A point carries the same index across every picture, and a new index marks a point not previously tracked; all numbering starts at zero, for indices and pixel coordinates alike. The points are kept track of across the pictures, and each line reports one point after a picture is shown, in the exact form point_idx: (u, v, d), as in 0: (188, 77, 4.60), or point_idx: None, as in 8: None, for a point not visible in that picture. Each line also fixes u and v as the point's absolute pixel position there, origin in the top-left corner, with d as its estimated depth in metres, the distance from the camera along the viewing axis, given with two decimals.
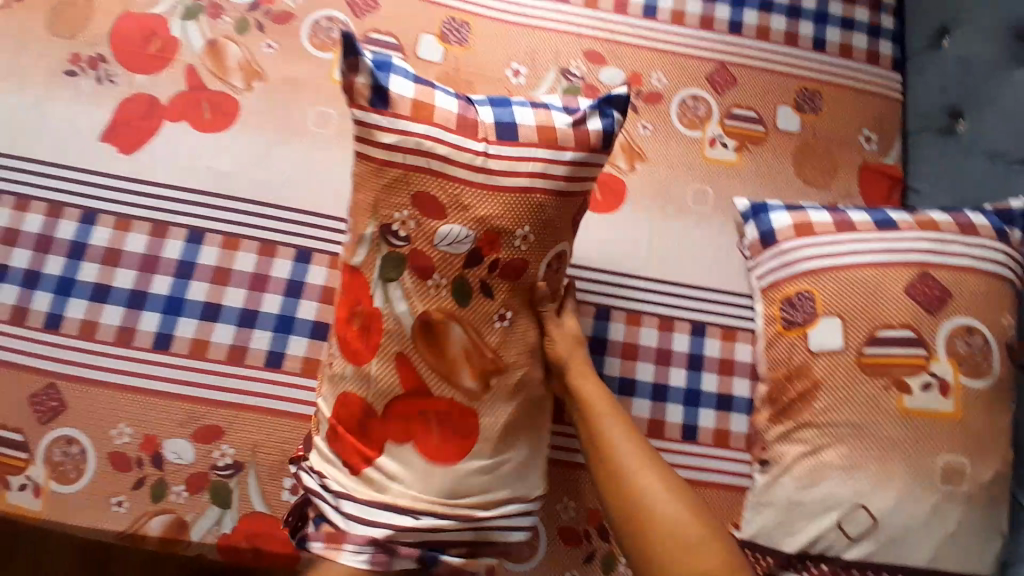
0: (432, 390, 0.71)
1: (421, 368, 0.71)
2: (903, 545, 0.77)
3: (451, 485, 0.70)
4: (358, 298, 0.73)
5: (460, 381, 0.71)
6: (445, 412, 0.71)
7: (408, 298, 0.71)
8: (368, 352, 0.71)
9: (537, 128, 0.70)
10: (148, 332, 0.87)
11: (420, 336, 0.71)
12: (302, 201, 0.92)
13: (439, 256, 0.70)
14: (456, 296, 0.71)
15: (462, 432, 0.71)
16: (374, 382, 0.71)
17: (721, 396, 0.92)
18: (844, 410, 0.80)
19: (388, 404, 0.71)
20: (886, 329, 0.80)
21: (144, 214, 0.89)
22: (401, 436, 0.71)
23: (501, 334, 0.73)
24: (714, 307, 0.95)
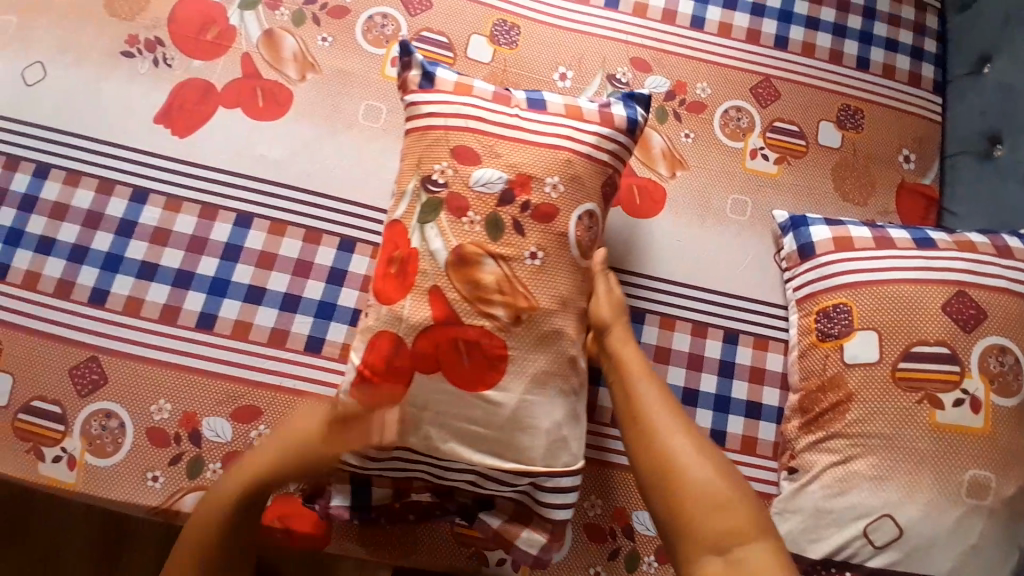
0: (461, 318, 0.70)
1: (451, 297, 0.71)
2: (927, 556, 0.78)
3: (481, 416, 0.70)
4: (394, 248, 0.76)
5: (491, 312, 0.70)
6: (476, 342, 0.70)
7: (443, 234, 0.72)
8: (402, 291, 0.72)
9: (565, 106, 0.81)
10: (192, 312, 0.88)
11: (451, 265, 0.71)
12: (348, 190, 0.93)
13: (475, 197, 0.73)
14: (489, 231, 0.72)
15: (491, 357, 0.70)
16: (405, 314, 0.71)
17: (751, 404, 0.93)
18: (877, 422, 0.80)
19: (416, 338, 0.70)
20: (921, 345, 0.81)
21: (195, 196, 0.91)
22: (430, 366, 0.70)
23: (534, 272, 0.73)
24: (750, 316, 0.96)
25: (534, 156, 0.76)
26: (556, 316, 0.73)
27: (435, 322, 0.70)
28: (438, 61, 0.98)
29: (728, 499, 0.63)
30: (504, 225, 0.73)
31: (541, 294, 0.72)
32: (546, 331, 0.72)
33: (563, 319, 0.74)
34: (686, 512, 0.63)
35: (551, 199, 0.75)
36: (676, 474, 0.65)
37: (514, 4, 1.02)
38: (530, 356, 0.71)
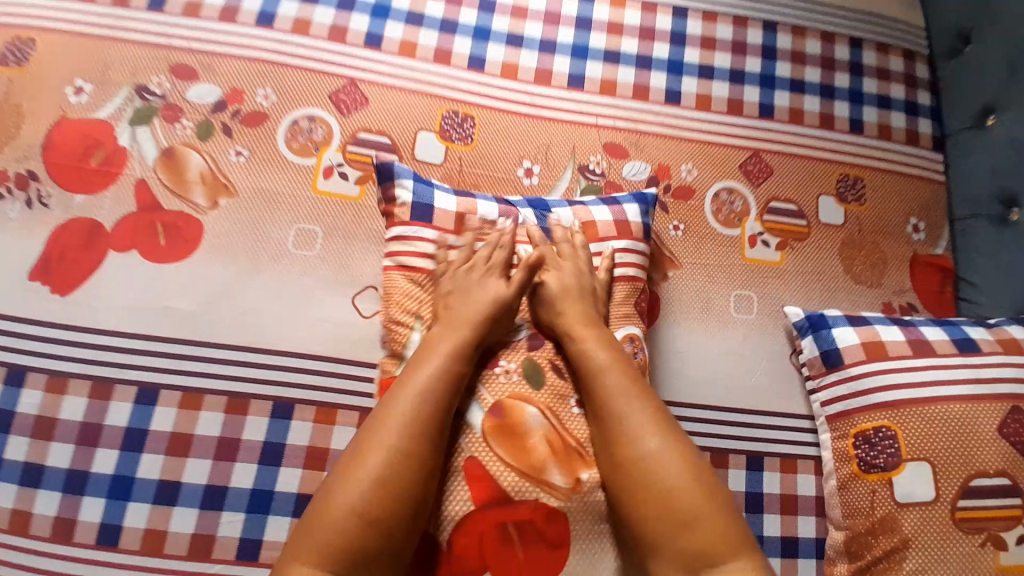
0: (509, 492, 0.59)
1: (492, 466, 0.60)
2: None
3: None
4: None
5: (547, 480, 0.60)
6: (532, 528, 0.58)
7: (473, 391, 0.64)
8: None
9: (579, 224, 0.76)
10: (91, 524, 0.70)
11: (489, 425, 0.62)
12: (284, 340, 0.77)
13: (503, 343, 0.67)
14: (529, 380, 0.65)
15: (551, 539, 0.58)
16: (440, 503, 0.59)
17: (786, 539, 0.81)
18: (941, 573, 0.69)
19: (454, 532, 0.58)
20: (981, 477, 0.70)
21: (81, 372, 0.73)
22: (477, 568, 0.57)
23: (585, 421, 0.64)
24: (773, 434, 0.83)
25: (558, 284, 0.69)
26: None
27: (477, 507, 0.58)
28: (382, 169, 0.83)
29: (693, 510, 0.55)
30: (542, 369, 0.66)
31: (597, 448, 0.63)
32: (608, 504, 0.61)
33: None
34: (646, 525, 0.56)
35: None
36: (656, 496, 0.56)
37: (465, 90, 0.87)
38: (592, 533, 0.60)
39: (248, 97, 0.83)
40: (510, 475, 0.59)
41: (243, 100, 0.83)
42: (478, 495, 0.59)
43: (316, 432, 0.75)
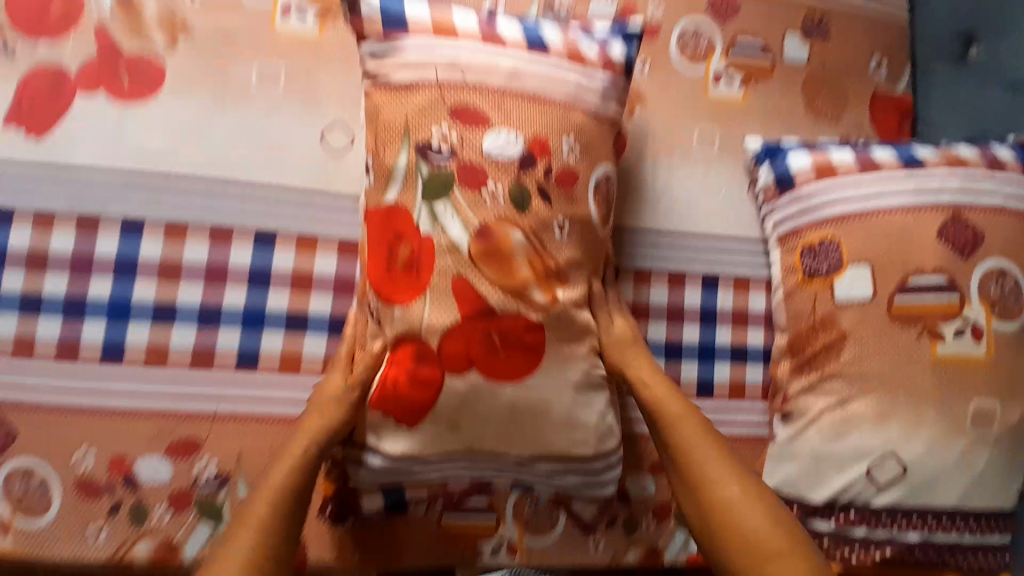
0: (495, 307, 0.63)
1: (480, 285, 0.64)
2: (932, 488, 0.76)
3: (512, 402, 0.65)
4: (400, 232, 0.64)
5: (529, 297, 0.64)
6: (513, 330, 0.64)
7: (458, 212, 0.64)
8: (416, 291, 0.63)
9: (565, 48, 0.71)
10: (95, 345, 0.75)
11: (476, 247, 0.64)
12: (258, 172, 0.79)
13: (490, 164, 0.65)
14: (513, 203, 0.65)
15: (529, 347, 0.65)
16: (428, 314, 0.63)
17: (735, 348, 0.91)
18: (874, 360, 0.77)
19: (442, 339, 0.63)
20: (918, 275, 0.77)
21: (64, 205, 0.75)
22: (463, 363, 0.63)
23: (564, 244, 0.67)
24: (729, 256, 0.91)
25: (541, 115, 0.67)
26: (585, 300, 0.68)
27: (464, 316, 0.63)
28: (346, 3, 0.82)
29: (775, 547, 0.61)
30: (528, 194, 0.66)
31: (571, 269, 0.67)
32: (583, 320, 0.68)
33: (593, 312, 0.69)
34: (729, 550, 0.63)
35: (570, 164, 0.68)
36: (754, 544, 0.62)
37: None
38: (564, 341, 0.67)
39: None
40: (497, 292, 0.63)
41: None
42: (466, 308, 0.63)
43: (299, 258, 0.79)
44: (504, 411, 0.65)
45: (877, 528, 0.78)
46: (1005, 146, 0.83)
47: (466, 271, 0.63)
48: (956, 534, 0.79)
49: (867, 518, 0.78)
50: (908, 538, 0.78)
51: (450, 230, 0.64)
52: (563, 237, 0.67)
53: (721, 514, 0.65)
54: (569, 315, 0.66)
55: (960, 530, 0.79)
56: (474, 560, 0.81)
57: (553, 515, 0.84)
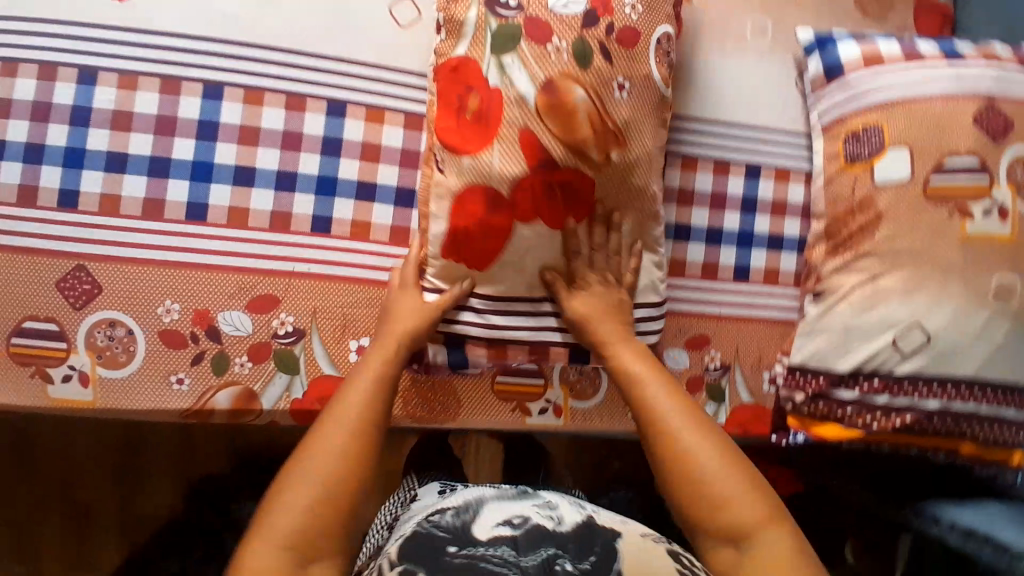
0: (556, 158, 0.72)
1: (544, 137, 0.71)
2: (954, 357, 0.82)
3: (568, 249, 0.75)
4: (471, 85, 0.72)
5: (587, 150, 0.72)
6: (573, 181, 0.73)
7: (527, 68, 0.71)
8: (485, 141, 0.71)
9: None
10: (179, 203, 0.80)
11: (543, 102, 0.71)
12: (330, 45, 0.82)
13: (557, 19, 0.72)
14: (576, 59, 0.71)
15: (586, 198, 0.74)
16: (497, 164, 0.71)
17: (773, 236, 0.94)
18: (907, 236, 0.82)
19: (511, 187, 0.72)
20: (953, 158, 0.81)
21: (149, 69, 0.79)
22: (529, 213, 0.73)
23: (624, 102, 0.73)
24: (773, 148, 0.94)
25: None
26: (641, 161, 0.75)
27: (530, 166, 0.71)
28: None
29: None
30: (591, 51, 0.72)
31: (630, 127, 0.74)
32: (636, 180, 0.76)
33: (647, 172, 0.77)
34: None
35: (632, 24, 0.73)
36: (681, 455, 0.66)
37: None
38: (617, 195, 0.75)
39: None
40: (560, 144, 0.71)
41: None
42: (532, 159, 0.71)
43: (368, 130, 0.83)
44: (562, 257, 0.75)
45: (898, 396, 0.84)
46: None
47: (531, 125, 0.71)
48: (974, 404, 0.84)
49: (890, 385, 0.84)
50: (928, 406, 0.84)
51: (517, 83, 0.71)
52: (623, 95, 0.73)
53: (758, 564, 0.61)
54: (624, 170, 0.74)
55: (977, 399, 0.84)
56: (524, 419, 0.90)
57: (596, 380, 0.91)
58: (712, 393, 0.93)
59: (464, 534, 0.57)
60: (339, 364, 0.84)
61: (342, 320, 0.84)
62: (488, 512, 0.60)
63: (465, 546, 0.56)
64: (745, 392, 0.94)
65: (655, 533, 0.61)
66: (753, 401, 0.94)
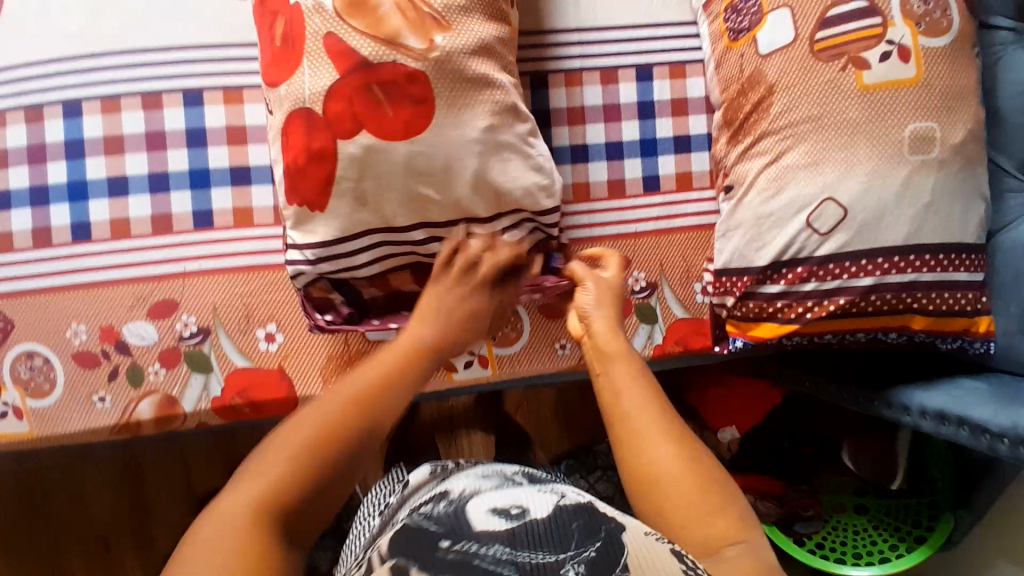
0: (371, 59, 0.69)
1: (352, 41, 0.69)
2: (879, 226, 0.74)
3: (406, 154, 0.70)
4: (276, 10, 0.72)
5: (403, 43, 0.69)
6: (393, 83, 0.69)
7: None
8: (296, 62, 0.70)
9: None
10: (64, 226, 0.81)
11: (344, 5, 0.69)
12: (176, 39, 0.82)
13: None
14: None
15: (415, 97, 0.70)
16: (309, 81, 0.69)
17: (679, 138, 0.89)
18: (803, 105, 0.75)
19: (325, 102, 0.69)
20: (837, 6, 0.73)
21: (12, 103, 0.81)
22: (350, 125, 0.69)
23: None
24: (661, 42, 0.88)
25: None
26: (472, 46, 0.71)
27: (343, 74, 0.69)
28: None
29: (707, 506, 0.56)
30: None
31: (451, 15, 0.70)
32: (471, 68, 0.70)
33: (486, 61, 0.72)
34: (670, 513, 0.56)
35: None
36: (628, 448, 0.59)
37: None
38: (455, 89, 0.70)
39: None
40: (367, 42, 0.68)
41: None
42: (350, 68, 0.69)
43: (229, 113, 0.82)
44: (403, 166, 0.70)
45: (827, 280, 0.76)
46: None
47: (333, 30, 0.69)
48: (914, 274, 0.75)
49: (815, 271, 0.76)
50: (862, 284, 0.76)
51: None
52: None
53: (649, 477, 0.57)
54: (452, 59, 0.70)
55: (916, 268, 0.75)
56: (450, 375, 0.88)
57: (516, 323, 0.88)
58: (642, 314, 0.89)
59: (463, 528, 0.52)
60: (253, 356, 0.84)
61: (244, 308, 0.83)
62: (482, 493, 0.61)
63: (461, 543, 0.50)
64: (678, 307, 0.89)
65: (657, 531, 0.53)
66: (690, 315, 0.89)
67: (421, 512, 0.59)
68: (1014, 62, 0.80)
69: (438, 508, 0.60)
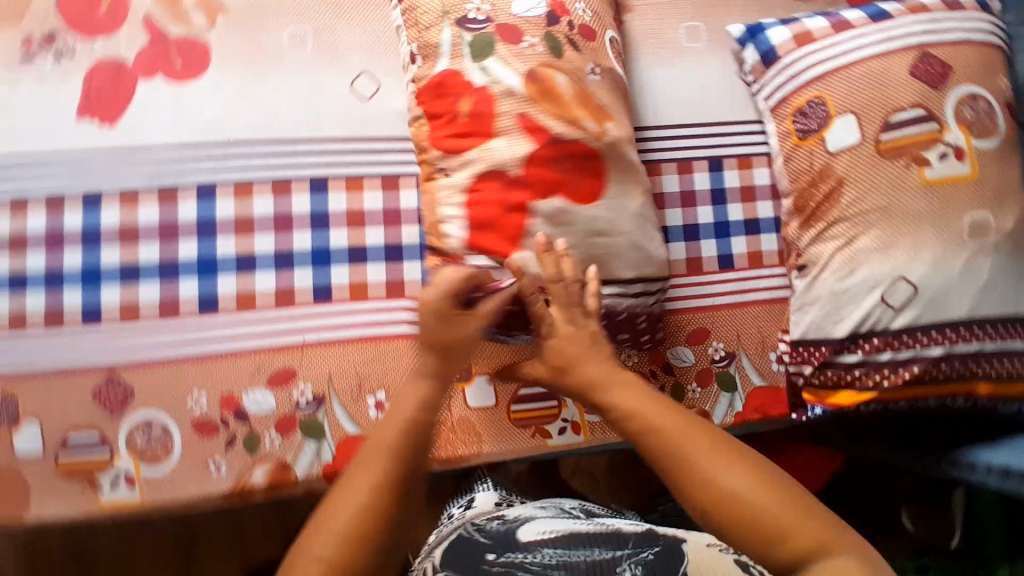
0: (560, 135, 0.80)
1: (543, 119, 0.80)
2: (945, 302, 0.84)
3: (593, 217, 0.81)
4: (458, 92, 0.81)
5: (581, 124, 0.81)
6: (576, 157, 0.80)
7: (506, 64, 0.80)
8: (485, 134, 0.80)
9: None
10: (191, 299, 0.86)
11: (531, 89, 0.80)
12: (303, 129, 0.89)
13: (527, 21, 0.82)
14: (551, 49, 0.81)
15: (590, 170, 0.81)
16: (504, 150, 0.79)
17: (749, 222, 0.98)
18: (872, 196, 0.85)
19: (525, 169, 0.79)
20: (898, 113, 0.84)
21: (146, 183, 0.87)
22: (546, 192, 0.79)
23: (600, 82, 0.84)
24: (730, 138, 0.99)
25: None
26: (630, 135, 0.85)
27: (541, 147, 0.79)
28: None
29: (787, 520, 0.56)
30: (560, 43, 0.82)
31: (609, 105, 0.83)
32: (631, 154, 0.84)
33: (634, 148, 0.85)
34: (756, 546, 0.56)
35: (587, 21, 0.85)
36: (716, 493, 0.57)
37: None
38: (620, 165, 0.83)
39: None
40: (558, 123, 0.80)
41: None
42: (541, 143, 0.79)
43: (351, 199, 0.89)
44: (586, 229, 0.80)
45: (902, 349, 0.85)
46: None
47: (526, 112, 0.80)
48: (978, 343, 0.84)
49: (890, 342, 0.85)
50: (933, 354, 0.84)
51: (503, 78, 0.80)
52: (596, 79, 0.83)
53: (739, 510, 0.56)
54: (619, 143, 0.83)
55: (980, 339, 0.84)
56: (544, 441, 0.92)
57: None
58: (722, 383, 0.95)
59: (510, 540, 0.71)
60: (361, 423, 0.88)
61: (356, 377, 0.88)
62: (537, 518, 0.75)
63: (504, 554, 0.68)
64: (754, 375, 0.96)
65: (720, 544, 0.70)
66: (766, 382, 0.96)
67: (477, 525, 0.75)
68: None
69: (493, 525, 0.75)
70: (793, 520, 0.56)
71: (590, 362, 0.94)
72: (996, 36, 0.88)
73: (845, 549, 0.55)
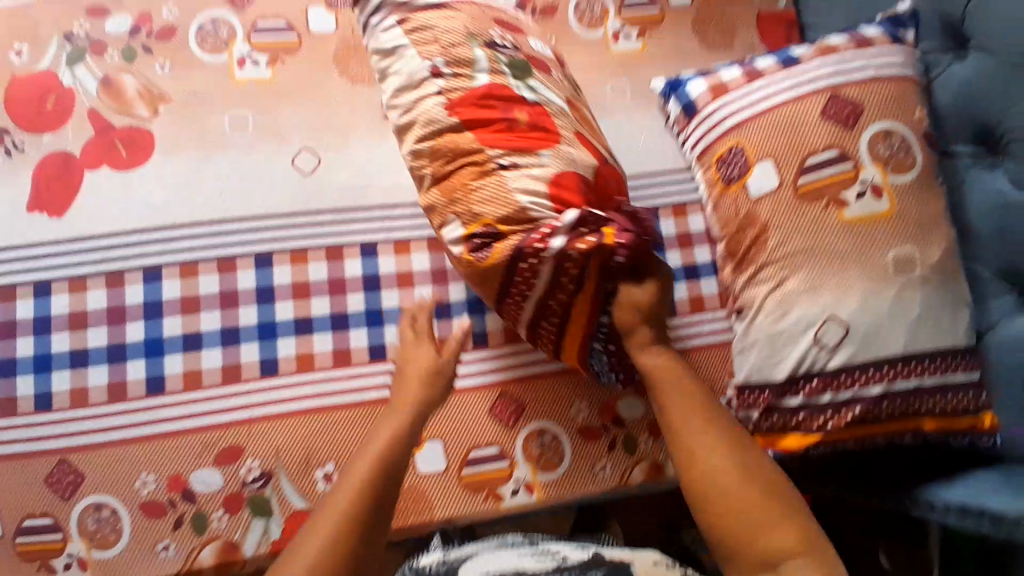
0: (607, 155, 0.84)
1: (590, 138, 0.83)
2: (878, 339, 0.84)
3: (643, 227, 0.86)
4: (510, 104, 0.79)
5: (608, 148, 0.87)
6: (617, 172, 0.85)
7: (548, 89, 0.83)
8: (559, 140, 0.79)
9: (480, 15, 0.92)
10: (138, 380, 0.89)
11: (575, 114, 0.84)
12: (243, 207, 0.91)
13: (544, 59, 0.87)
14: (571, 87, 0.88)
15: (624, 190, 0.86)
16: (578, 155, 0.79)
17: (687, 268, 0.99)
18: (796, 238, 0.86)
19: (595, 174, 0.79)
20: (813, 157, 0.85)
21: (94, 269, 0.90)
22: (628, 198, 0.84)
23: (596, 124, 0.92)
24: (662, 186, 1.00)
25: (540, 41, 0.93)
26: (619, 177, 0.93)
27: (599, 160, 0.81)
28: (285, 48, 0.95)
29: (768, 517, 0.65)
30: (571, 85, 0.89)
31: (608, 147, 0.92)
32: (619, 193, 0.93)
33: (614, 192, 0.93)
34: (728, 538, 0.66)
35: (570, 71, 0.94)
36: (702, 479, 0.69)
37: None
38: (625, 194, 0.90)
39: (156, 17, 0.96)
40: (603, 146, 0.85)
41: (154, 22, 0.96)
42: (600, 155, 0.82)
43: (296, 271, 0.91)
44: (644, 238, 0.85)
45: (841, 391, 0.84)
46: (875, 25, 0.90)
47: (578, 128, 0.82)
48: (917, 378, 0.84)
49: (829, 383, 0.85)
50: (872, 393, 0.84)
51: (553, 99, 0.82)
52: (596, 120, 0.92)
53: (724, 501, 0.67)
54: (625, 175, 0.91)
55: (918, 374, 0.84)
56: (497, 504, 0.91)
57: (557, 449, 0.93)
58: None
59: None
60: (308, 497, 0.87)
61: (303, 450, 0.88)
62: (479, 556, 0.73)
63: None
64: None
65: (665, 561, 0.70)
66: None
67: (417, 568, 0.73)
68: (976, 184, 0.89)
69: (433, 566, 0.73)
70: (772, 519, 0.65)
71: (539, 419, 0.94)
72: (908, 70, 0.88)
73: (807, 554, 0.62)
